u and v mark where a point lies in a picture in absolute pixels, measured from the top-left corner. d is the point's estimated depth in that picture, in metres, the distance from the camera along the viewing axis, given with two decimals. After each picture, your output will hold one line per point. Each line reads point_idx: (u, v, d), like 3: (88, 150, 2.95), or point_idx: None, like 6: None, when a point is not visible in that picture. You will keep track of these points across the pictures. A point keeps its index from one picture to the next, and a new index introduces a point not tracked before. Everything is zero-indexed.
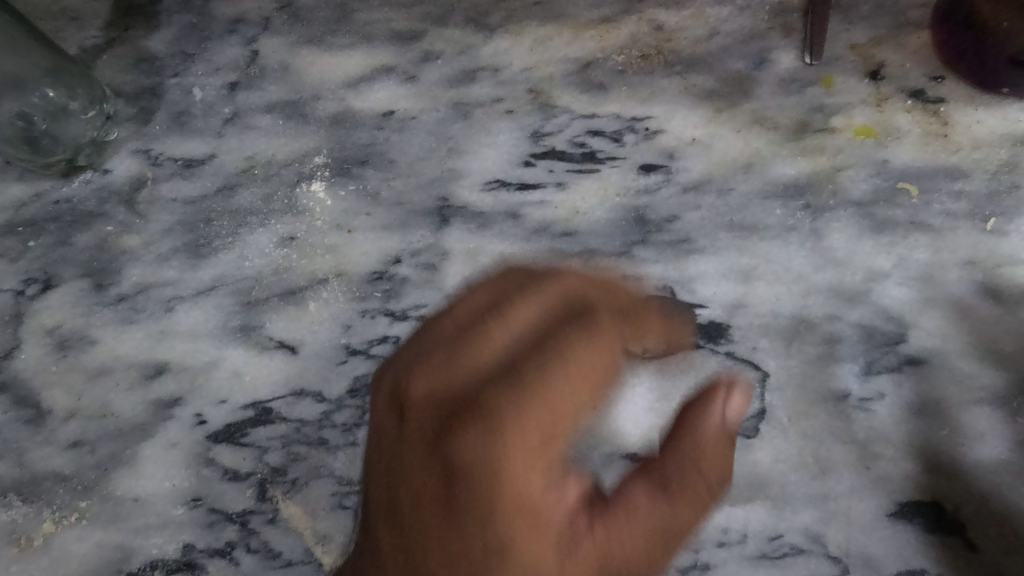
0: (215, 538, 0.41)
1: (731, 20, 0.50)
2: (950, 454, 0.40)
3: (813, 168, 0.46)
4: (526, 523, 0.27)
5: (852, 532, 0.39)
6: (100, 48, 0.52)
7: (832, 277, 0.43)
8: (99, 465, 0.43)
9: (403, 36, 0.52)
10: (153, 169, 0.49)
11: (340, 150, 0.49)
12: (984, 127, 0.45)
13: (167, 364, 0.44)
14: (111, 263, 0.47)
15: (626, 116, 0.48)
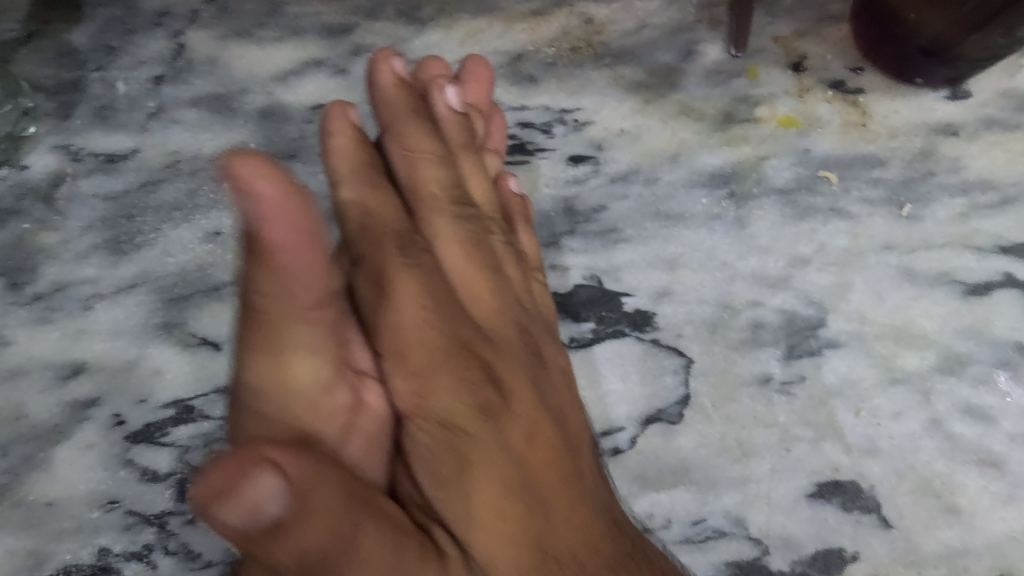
0: (132, 541, 0.40)
1: (659, 13, 0.50)
2: (868, 433, 0.40)
3: (737, 157, 0.46)
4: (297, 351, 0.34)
5: (773, 513, 0.39)
6: (19, 41, 0.50)
7: (755, 264, 0.44)
8: (11, 469, 0.41)
9: (333, 29, 0.51)
10: (73, 164, 0.48)
11: (268, 143, 0.48)
12: (899, 116, 0.47)
13: (84, 365, 0.43)
14: (27, 261, 0.45)
15: (556, 108, 0.48)
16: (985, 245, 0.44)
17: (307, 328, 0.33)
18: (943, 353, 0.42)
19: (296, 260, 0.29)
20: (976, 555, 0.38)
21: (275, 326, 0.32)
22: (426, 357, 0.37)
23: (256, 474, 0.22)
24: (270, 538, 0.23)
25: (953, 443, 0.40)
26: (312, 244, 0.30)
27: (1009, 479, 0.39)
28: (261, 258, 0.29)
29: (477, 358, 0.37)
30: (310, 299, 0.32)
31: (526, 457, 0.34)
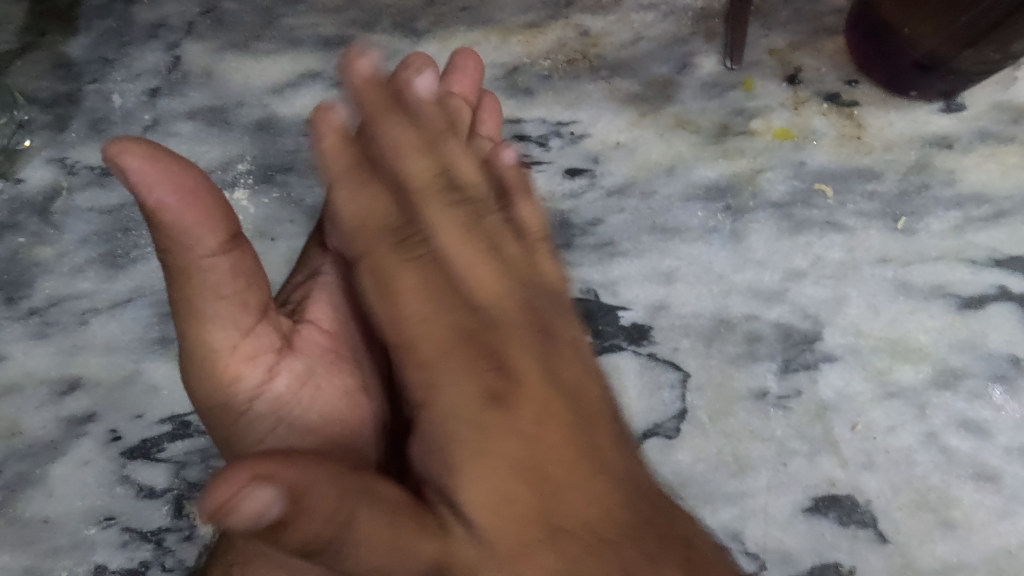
0: (128, 558, 0.40)
1: (655, 25, 0.50)
2: (864, 447, 0.40)
3: (733, 170, 0.47)
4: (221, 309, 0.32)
5: (769, 528, 0.40)
6: (15, 54, 0.50)
7: (751, 277, 0.44)
8: (6, 486, 0.41)
9: (329, 41, 0.51)
10: (68, 177, 0.48)
11: (264, 156, 0.48)
12: (894, 129, 0.47)
13: (80, 380, 0.43)
14: (22, 276, 0.45)
15: (552, 121, 0.49)
16: (980, 258, 0.44)
17: (216, 279, 0.31)
18: (938, 367, 0.42)
19: (180, 217, 0.29)
20: (971, 569, 0.38)
21: (183, 280, 0.31)
22: (435, 352, 0.33)
23: (247, 487, 0.22)
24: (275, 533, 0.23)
25: (949, 456, 0.40)
26: (206, 206, 0.30)
27: (1004, 492, 0.39)
28: (158, 225, 0.29)
29: (483, 346, 0.34)
30: (210, 243, 0.30)
31: (544, 440, 0.31)
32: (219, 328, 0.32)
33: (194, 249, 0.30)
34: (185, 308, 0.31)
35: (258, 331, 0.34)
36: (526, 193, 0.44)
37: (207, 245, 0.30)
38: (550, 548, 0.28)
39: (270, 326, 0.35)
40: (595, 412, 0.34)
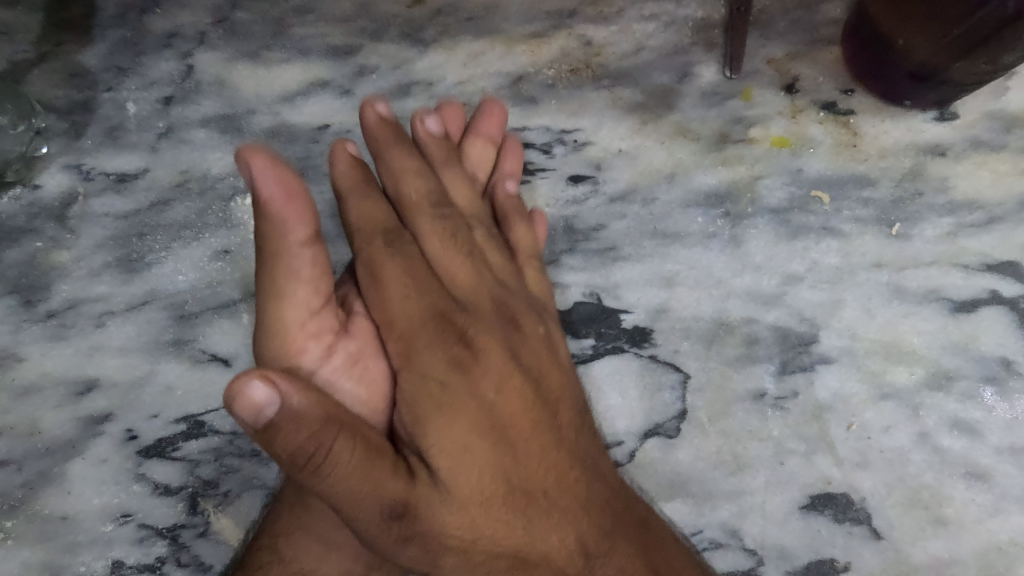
0: (145, 553, 0.42)
1: (656, 35, 0.52)
2: (859, 446, 0.42)
3: (732, 177, 0.48)
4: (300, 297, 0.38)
5: (767, 524, 0.41)
6: (31, 63, 0.52)
7: (750, 281, 0.45)
8: (26, 484, 0.42)
9: (338, 50, 0.52)
10: (84, 184, 0.49)
11: (275, 163, 0.49)
12: (889, 137, 0.48)
13: (97, 381, 0.44)
14: (40, 280, 0.47)
15: (556, 129, 0.50)
16: (972, 263, 0.45)
17: (299, 265, 0.37)
18: (931, 369, 0.43)
19: (282, 213, 0.35)
20: (962, 564, 0.40)
21: (273, 260, 0.36)
22: (412, 325, 0.39)
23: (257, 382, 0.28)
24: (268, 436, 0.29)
25: (942, 456, 0.41)
26: (300, 203, 0.36)
27: (995, 491, 0.41)
28: (263, 212, 0.35)
29: (454, 326, 0.39)
30: (304, 233, 0.36)
31: (502, 408, 0.38)
32: (293, 309, 0.37)
33: (290, 236, 0.36)
34: (270, 290, 0.37)
35: (324, 312, 0.39)
36: (522, 217, 0.49)
37: (298, 234, 0.36)
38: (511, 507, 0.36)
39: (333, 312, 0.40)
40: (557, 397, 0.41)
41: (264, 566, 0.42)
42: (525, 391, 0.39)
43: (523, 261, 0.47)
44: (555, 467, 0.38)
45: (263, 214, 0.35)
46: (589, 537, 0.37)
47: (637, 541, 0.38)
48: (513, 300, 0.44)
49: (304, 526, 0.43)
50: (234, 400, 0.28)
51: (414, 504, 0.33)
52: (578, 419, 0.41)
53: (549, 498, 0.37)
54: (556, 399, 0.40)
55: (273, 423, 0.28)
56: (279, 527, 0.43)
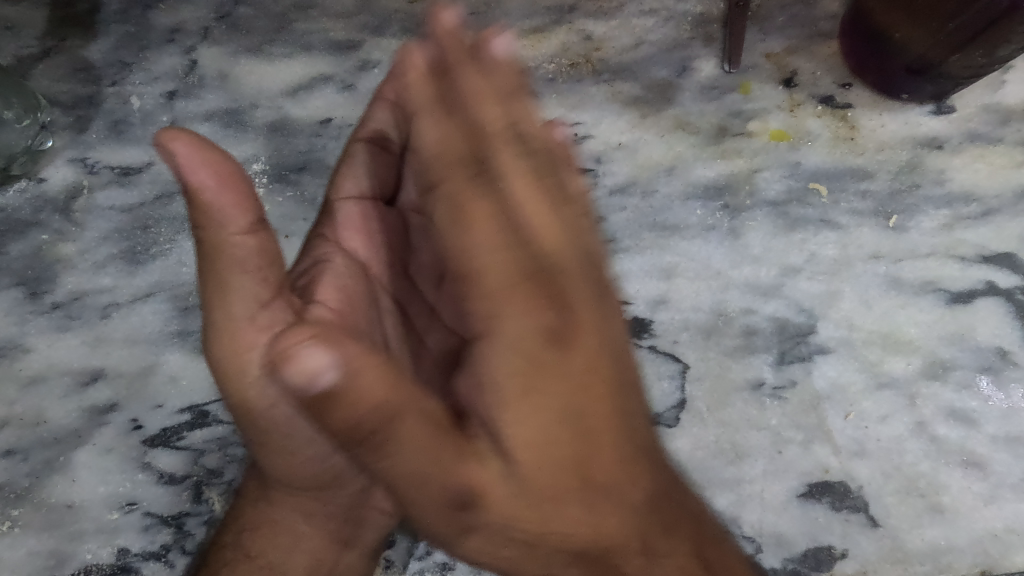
0: (150, 541, 0.42)
1: (655, 29, 0.52)
2: (856, 435, 0.42)
3: (730, 170, 0.48)
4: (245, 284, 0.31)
5: (765, 512, 0.41)
6: (37, 57, 0.52)
7: (748, 273, 0.46)
8: (32, 473, 0.43)
9: (341, 45, 0.53)
10: (89, 177, 0.49)
11: (278, 157, 0.50)
12: (886, 130, 0.49)
13: (102, 371, 0.45)
14: (46, 272, 0.47)
15: (556, 123, 0.50)
16: (968, 255, 0.46)
17: (242, 255, 0.31)
18: (927, 359, 0.43)
19: (218, 201, 0.29)
20: (959, 553, 0.40)
21: (213, 256, 0.30)
22: (502, 283, 0.33)
23: (304, 346, 0.27)
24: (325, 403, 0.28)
25: (938, 445, 0.42)
26: (238, 187, 0.30)
27: (990, 479, 0.41)
28: (198, 206, 0.30)
29: (555, 290, 0.33)
30: (240, 223, 0.30)
31: (586, 392, 0.32)
32: (241, 304, 0.32)
33: (227, 227, 0.30)
34: (212, 281, 0.31)
35: (275, 303, 0.33)
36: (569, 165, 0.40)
37: (238, 224, 0.30)
38: (580, 499, 0.32)
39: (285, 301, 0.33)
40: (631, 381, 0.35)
41: (229, 562, 0.41)
42: (605, 370, 0.33)
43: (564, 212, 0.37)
44: (619, 460, 0.33)
45: (199, 203, 0.29)
46: (646, 528, 0.34)
47: (691, 538, 0.36)
48: (569, 274, 0.34)
49: (270, 521, 0.42)
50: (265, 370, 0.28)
51: (477, 491, 0.31)
52: (645, 406, 0.35)
53: (603, 490, 0.32)
54: (621, 385, 0.34)
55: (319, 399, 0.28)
56: (244, 522, 0.42)
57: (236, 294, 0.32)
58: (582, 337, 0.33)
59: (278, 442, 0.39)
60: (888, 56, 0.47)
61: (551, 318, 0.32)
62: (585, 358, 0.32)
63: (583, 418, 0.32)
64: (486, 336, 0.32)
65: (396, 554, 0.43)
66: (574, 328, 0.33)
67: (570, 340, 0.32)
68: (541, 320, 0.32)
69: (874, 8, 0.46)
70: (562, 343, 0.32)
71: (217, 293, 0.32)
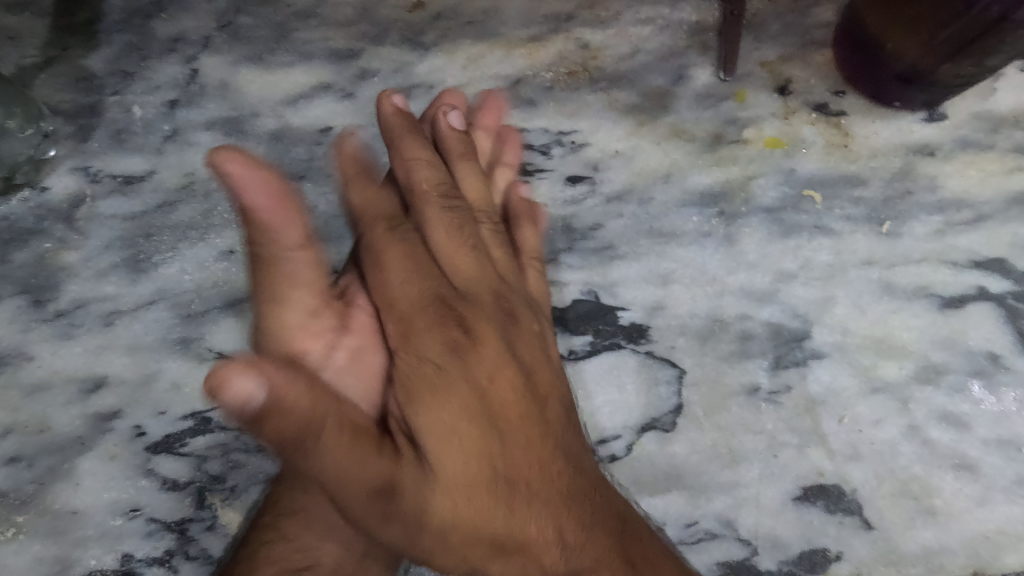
0: (153, 547, 0.42)
1: (651, 38, 0.53)
2: (850, 439, 0.43)
3: (726, 177, 0.49)
4: (295, 288, 0.38)
5: (761, 515, 0.42)
6: (39, 67, 0.53)
7: (744, 279, 0.46)
8: (37, 479, 0.43)
9: (340, 54, 0.53)
10: (91, 186, 0.50)
11: (279, 165, 0.51)
12: (879, 138, 0.50)
13: (105, 378, 0.45)
14: (49, 280, 0.48)
15: (554, 130, 0.51)
16: (960, 260, 0.46)
17: (296, 266, 0.37)
18: (920, 363, 0.44)
19: (274, 222, 0.34)
20: (951, 554, 0.41)
21: (268, 266, 0.36)
22: (411, 308, 0.38)
23: (241, 373, 0.26)
24: (261, 423, 0.27)
25: (931, 448, 0.42)
26: (292, 212, 0.34)
27: (982, 482, 0.42)
28: (254, 219, 0.34)
29: (454, 312, 0.38)
30: (297, 241, 0.36)
31: (494, 396, 0.36)
32: (291, 310, 0.38)
33: (282, 242, 0.35)
34: (266, 288, 0.37)
35: (325, 312, 0.40)
36: (531, 222, 0.48)
37: (290, 239, 0.35)
38: (491, 493, 0.34)
39: (333, 309, 0.41)
40: (546, 395, 0.39)
41: (267, 543, 0.42)
42: (518, 385, 0.38)
43: (528, 259, 0.46)
44: (538, 461, 0.37)
45: (253, 225, 0.34)
46: (567, 528, 0.37)
47: (611, 530, 0.38)
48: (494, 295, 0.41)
49: (305, 507, 0.44)
50: (219, 390, 0.26)
51: (399, 483, 0.31)
52: (565, 419, 0.40)
53: (533, 491, 0.36)
54: (546, 395, 0.39)
55: (268, 409, 0.26)
56: (283, 506, 0.44)
57: (286, 301, 0.38)
58: (473, 337, 0.38)
59: None
60: (882, 64, 0.47)
61: (456, 341, 0.37)
62: (479, 367, 0.37)
63: (498, 422, 0.36)
64: (405, 350, 0.37)
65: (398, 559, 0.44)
66: (470, 347, 0.37)
67: (467, 347, 0.37)
68: (450, 333, 0.37)
69: (867, 17, 0.46)
70: (459, 347, 0.37)
71: (269, 295, 0.38)
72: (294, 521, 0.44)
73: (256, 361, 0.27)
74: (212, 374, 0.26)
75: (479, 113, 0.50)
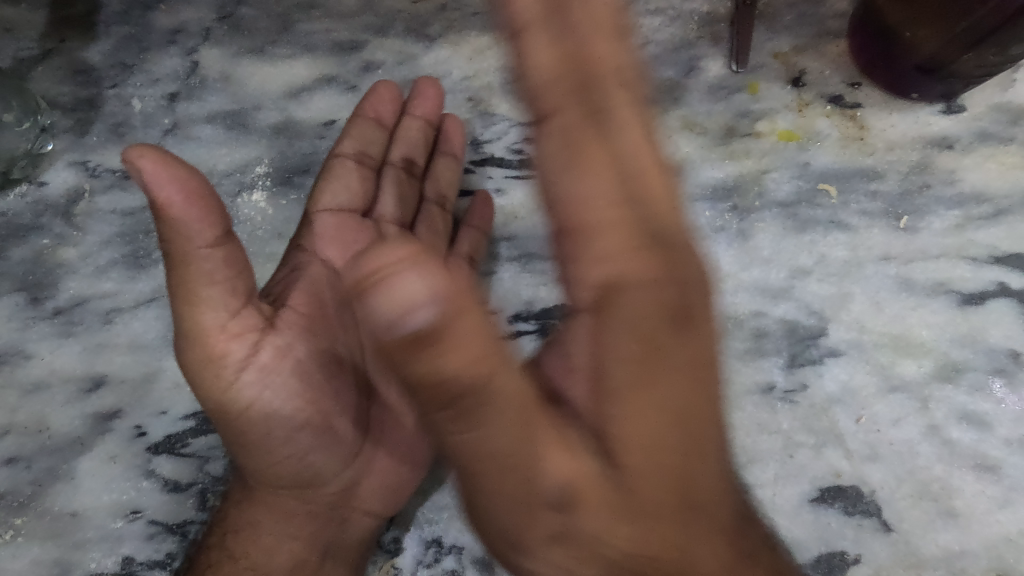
0: (155, 550, 0.41)
1: (661, 29, 0.52)
2: (868, 438, 0.42)
3: (739, 171, 0.48)
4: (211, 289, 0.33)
5: (777, 517, 0.41)
6: (36, 60, 0.51)
7: (758, 275, 0.45)
8: (35, 481, 0.42)
9: (344, 46, 0.52)
10: (90, 180, 0.49)
11: (282, 159, 0.49)
12: (896, 130, 0.48)
13: (105, 377, 0.44)
14: (47, 277, 0.47)
15: (562, 124, 0.50)
16: (980, 256, 0.45)
17: (210, 266, 0.33)
18: (939, 361, 0.43)
19: (184, 214, 0.30)
20: (973, 557, 0.39)
21: (181, 268, 0.32)
22: (620, 252, 0.32)
23: (399, 280, 0.24)
24: (414, 349, 0.25)
25: (951, 448, 0.41)
26: (206, 203, 0.31)
27: (1005, 483, 0.41)
28: (164, 216, 0.31)
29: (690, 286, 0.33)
30: (208, 236, 0.32)
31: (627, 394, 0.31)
32: (208, 311, 0.34)
33: (194, 240, 0.31)
34: (181, 291, 0.33)
35: (248, 312, 0.36)
36: None
37: (204, 235, 0.31)
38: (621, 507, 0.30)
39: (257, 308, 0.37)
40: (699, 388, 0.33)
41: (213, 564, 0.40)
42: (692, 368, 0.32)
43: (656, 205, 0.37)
44: (672, 479, 0.31)
45: (164, 219, 0.31)
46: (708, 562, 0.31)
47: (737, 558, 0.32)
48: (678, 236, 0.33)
49: (253, 522, 0.41)
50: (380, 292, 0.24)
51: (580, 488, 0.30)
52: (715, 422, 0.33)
53: (675, 511, 0.31)
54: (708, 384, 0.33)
55: (427, 327, 0.25)
56: (228, 524, 0.41)
57: (202, 303, 0.34)
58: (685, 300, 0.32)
59: (254, 442, 0.38)
60: (901, 54, 0.46)
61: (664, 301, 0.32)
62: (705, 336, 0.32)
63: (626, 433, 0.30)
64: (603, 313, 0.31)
65: (405, 562, 0.43)
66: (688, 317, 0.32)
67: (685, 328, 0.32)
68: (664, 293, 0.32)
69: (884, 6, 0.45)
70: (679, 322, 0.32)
71: (182, 297, 0.33)
72: (243, 540, 0.41)
73: (423, 262, 0.25)
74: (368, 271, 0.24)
75: (413, 101, 0.50)
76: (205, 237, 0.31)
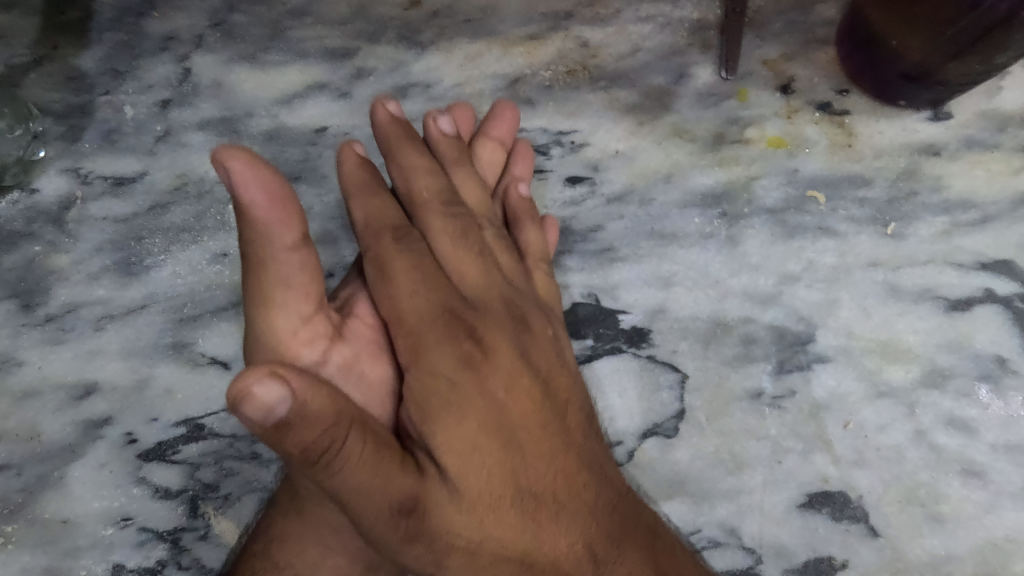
0: (145, 557, 0.41)
1: (651, 36, 0.52)
2: (856, 444, 0.42)
3: (728, 178, 0.48)
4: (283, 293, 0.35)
5: (765, 522, 0.41)
6: (28, 67, 0.52)
7: (746, 281, 0.46)
8: (26, 488, 0.42)
9: (335, 53, 0.52)
10: (82, 187, 0.49)
11: (273, 166, 0.50)
12: (884, 137, 0.49)
13: (96, 384, 0.44)
14: (39, 284, 0.47)
15: (553, 130, 0.50)
16: (966, 262, 0.46)
17: (287, 270, 0.34)
18: (926, 367, 0.43)
19: (268, 217, 0.32)
20: (959, 562, 0.40)
21: (260, 270, 0.34)
22: (423, 324, 0.37)
23: (266, 379, 0.25)
24: (280, 433, 0.26)
25: (937, 454, 0.42)
26: (287, 206, 0.33)
27: (990, 488, 0.41)
28: (245, 217, 0.32)
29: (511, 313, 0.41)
30: (292, 240, 0.34)
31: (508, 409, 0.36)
32: (282, 319, 0.35)
33: (276, 242, 0.33)
34: (257, 294, 0.34)
35: (315, 319, 0.37)
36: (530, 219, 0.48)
37: (285, 239, 0.33)
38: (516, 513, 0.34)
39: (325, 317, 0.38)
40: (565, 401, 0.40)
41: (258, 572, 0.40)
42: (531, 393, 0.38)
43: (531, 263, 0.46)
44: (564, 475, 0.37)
45: (250, 221, 0.33)
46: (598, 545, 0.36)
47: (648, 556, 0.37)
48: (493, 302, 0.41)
49: (295, 537, 0.41)
50: (240, 402, 0.25)
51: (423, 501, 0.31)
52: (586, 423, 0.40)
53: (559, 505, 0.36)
54: (565, 401, 0.40)
55: (291, 418, 0.26)
56: (274, 532, 0.41)
57: (279, 310, 0.35)
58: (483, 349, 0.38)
59: None
60: (887, 62, 0.47)
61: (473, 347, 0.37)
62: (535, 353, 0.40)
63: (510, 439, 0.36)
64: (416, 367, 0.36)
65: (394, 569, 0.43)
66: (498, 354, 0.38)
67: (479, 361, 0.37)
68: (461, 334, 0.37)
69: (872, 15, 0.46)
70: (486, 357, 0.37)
71: (258, 300, 0.35)
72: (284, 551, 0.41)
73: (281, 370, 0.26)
74: (233, 385, 0.25)
75: (490, 122, 0.50)
76: (288, 240, 0.33)
